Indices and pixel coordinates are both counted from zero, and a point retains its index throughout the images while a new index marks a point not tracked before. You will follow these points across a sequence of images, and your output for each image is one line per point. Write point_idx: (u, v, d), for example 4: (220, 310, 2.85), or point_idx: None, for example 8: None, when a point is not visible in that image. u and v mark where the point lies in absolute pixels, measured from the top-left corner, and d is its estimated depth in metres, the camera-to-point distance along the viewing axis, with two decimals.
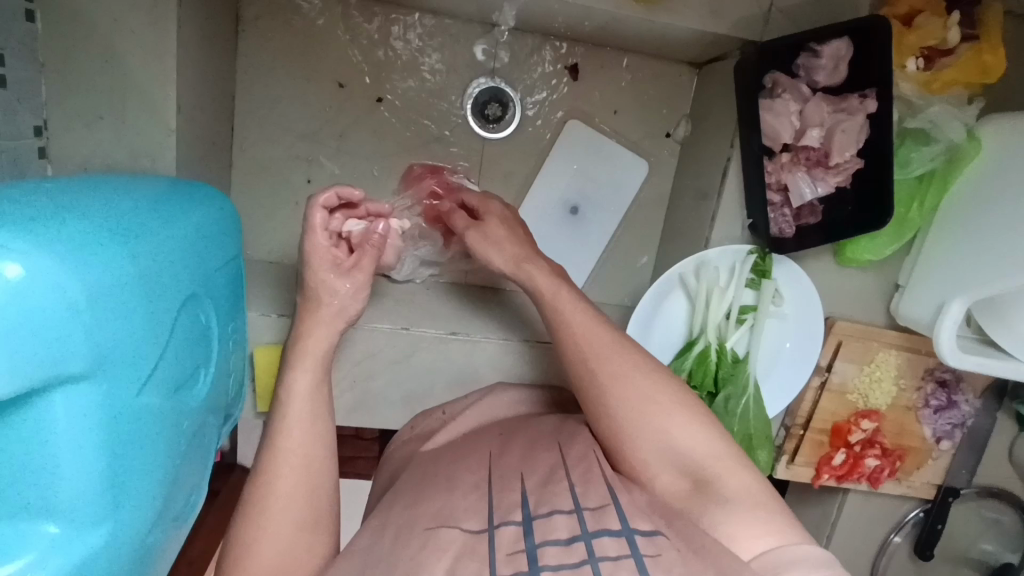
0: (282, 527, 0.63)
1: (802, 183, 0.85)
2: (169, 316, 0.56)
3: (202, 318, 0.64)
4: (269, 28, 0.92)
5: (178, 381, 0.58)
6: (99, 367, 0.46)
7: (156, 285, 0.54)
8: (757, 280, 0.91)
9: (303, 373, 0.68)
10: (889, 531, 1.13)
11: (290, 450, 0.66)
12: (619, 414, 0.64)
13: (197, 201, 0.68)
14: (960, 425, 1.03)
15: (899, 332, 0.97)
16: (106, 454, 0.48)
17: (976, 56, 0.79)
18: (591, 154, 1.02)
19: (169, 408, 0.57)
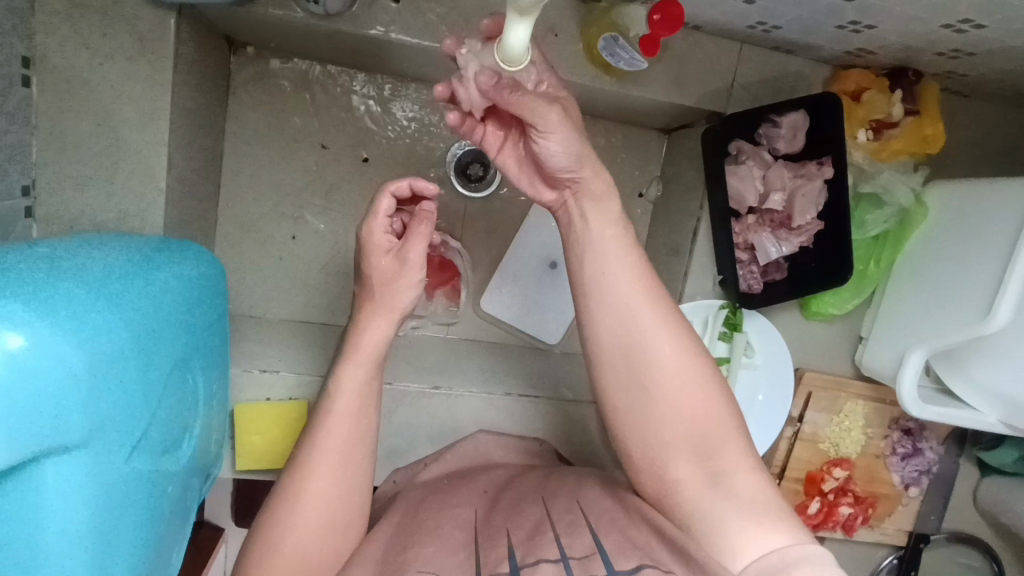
0: (311, 529, 0.61)
1: (767, 243, 0.91)
2: (160, 377, 0.57)
3: (191, 377, 0.65)
4: (258, 93, 0.95)
5: (167, 443, 0.59)
6: (94, 435, 0.47)
7: (150, 348, 0.55)
8: (729, 333, 0.95)
9: (354, 369, 0.64)
10: None
11: (330, 446, 0.63)
12: (657, 391, 0.62)
13: (192, 261, 0.69)
14: (926, 471, 1.07)
15: (865, 383, 1.01)
16: (94, 522, 0.48)
17: (917, 129, 0.87)
18: None
19: (157, 472, 0.57)
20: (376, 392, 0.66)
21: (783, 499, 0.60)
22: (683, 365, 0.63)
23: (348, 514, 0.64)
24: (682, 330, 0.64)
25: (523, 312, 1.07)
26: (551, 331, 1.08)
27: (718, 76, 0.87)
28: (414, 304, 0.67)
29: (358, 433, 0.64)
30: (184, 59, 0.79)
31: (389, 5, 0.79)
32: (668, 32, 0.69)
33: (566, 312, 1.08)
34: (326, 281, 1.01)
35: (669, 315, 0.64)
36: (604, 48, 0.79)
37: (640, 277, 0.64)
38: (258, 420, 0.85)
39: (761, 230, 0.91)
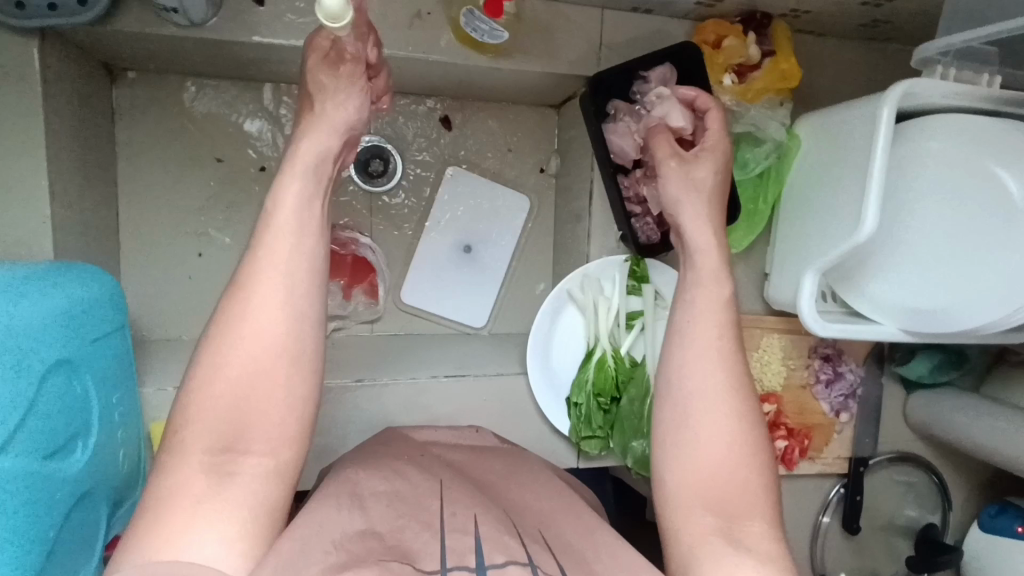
0: (254, 391, 0.58)
1: (657, 193, 0.93)
2: (38, 379, 0.57)
3: (80, 385, 0.65)
4: (147, 116, 0.96)
5: (50, 449, 0.58)
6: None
7: (23, 348, 0.56)
8: (638, 286, 0.98)
9: (291, 185, 0.62)
10: (818, 512, 1.17)
11: (270, 258, 0.60)
12: (699, 429, 0.68)
13: (73, 274, 0.70)
14: (851, 395, 1.10)
15: (777, 317, 1.06)
16: None
17: (775, 67, 0.93)
18: (478, 196, 1.09)
19: (37, 478, 0.56)
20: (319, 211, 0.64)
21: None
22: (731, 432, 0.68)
23: (290, 376, 0.59)
24: (735, 380, 0.70)
25: (442, 297, 1.09)
26: (478, 314, 1.11)
27: (584, 42, 0.92)
28: (357, 126, 0.69)
29: (292, 284, 0.60)
30: (56, 84, 0.79)
31: (255, 8, 0.81)
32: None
33: (489, 293, 1.11)
34: None
35: (732, 355, 0.71)
36: (466, 25, 0.85)
37: None
38: None
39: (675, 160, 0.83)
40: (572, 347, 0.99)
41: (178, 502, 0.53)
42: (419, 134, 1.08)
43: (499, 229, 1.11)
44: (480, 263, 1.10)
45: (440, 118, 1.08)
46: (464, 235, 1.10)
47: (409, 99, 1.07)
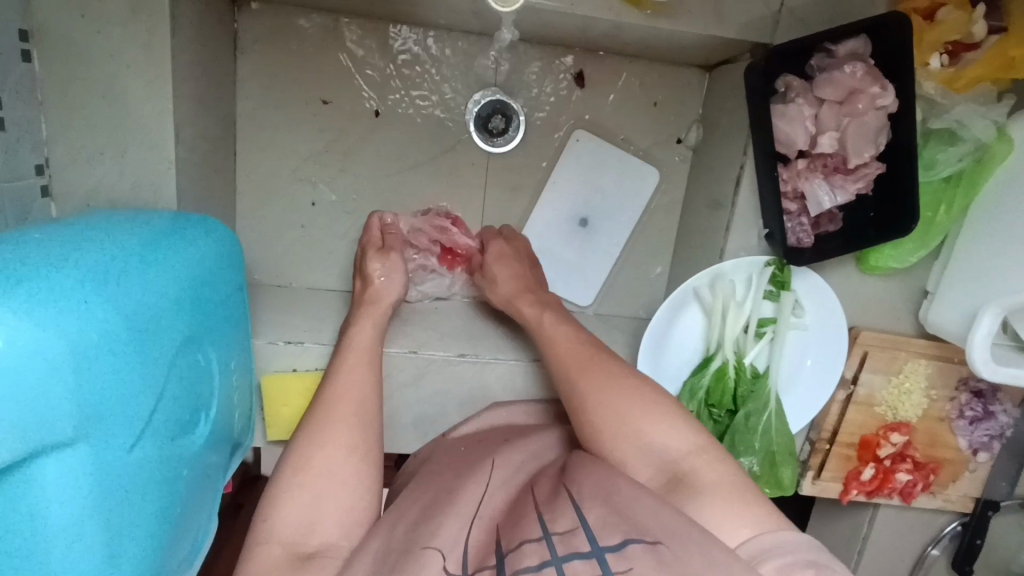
0: (330, 484, 0.63)
1: (820, 190, 0.81)
2: (162, 364, 0.56)
3: (200, 358, 0.65)
4: (268, 51, 0.91)
5: (176, 428, 0.59)
6: (91, 427, 0.47)
7: (147, 335, 0.54)
8: (776, 292, 0.87)
9: (362, 329, 0.79)
10: (925, 544, 1.08)
11: (344, 383, 0.71)
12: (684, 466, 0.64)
13: (198, 237, 0.68)
14: (998, 436, 0.98)
15: (930, 341, 0.92)
16: (101, 512, 0.49)
17: (1002, 51, 0.74)
18: (601, 161, 0.99)
19: (166, 459, 0.57)
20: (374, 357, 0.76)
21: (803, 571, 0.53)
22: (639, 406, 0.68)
23: (358, 471, 0.65)
24: None
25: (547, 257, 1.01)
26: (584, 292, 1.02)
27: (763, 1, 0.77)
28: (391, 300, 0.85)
29: (359, 397, 0.70)
30: (185, 20, 0.75)
31: None
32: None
33: (596, 270, 1.03)
34: (347, 249, 0.98)
35: None
36: None
37: None
38: (286, 388, 0.85)
39: (857, 72, 0.76)
40: (688, 351, 0.92)
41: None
42: (546, 89, 0.97)
43: (622, 200, 1.01)
44: (595, 238, 1.02)
45: (574, 73, 0.97)
46: (583, 208, 1.01)
47: (541, 49, 0.96)
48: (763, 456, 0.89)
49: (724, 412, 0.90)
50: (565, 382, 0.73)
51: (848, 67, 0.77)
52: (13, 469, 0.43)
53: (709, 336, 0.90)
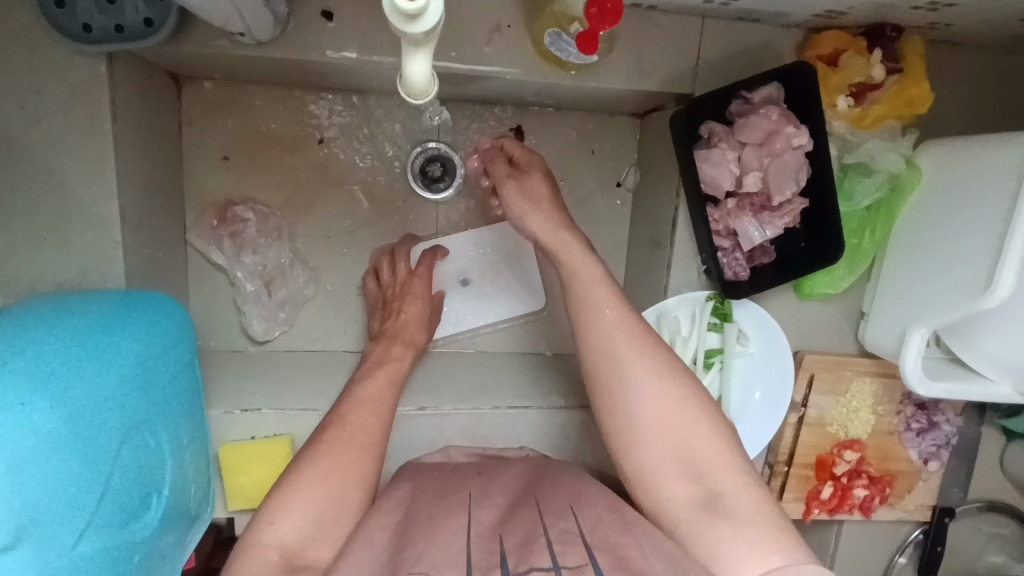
0: (325, 514, 0.64)
1: (749, 227, 0.85)
2: (106, 457, 0.58)
3: (152, 442, 0.66)
4: (211, 125, 0.92)
5: (123, 516, 0.60)
6: (25, 533, 0.48)
7: (88, 431, 0.56)
8: (720, 324, 0.92)
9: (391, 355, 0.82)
10: (892, 553, 1.10)
11: (362, 414, 0.72)
12: (669, 442, 0.65)
13: (151, 322, 0.69)
14: (945, 444, 1.02)
15: (870, 360, 0.97)
16: None
17: (901, 90, 0.81)
18: (503, 254, 1.03)
19: (111, 549, 0.59)
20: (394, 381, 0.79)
21: (789, 527, 0.60)
22: (681, 404, 0.67)
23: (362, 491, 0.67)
24: (724, 434, 0.66)
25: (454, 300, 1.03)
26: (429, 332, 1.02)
27: (680, 57, 0.82)
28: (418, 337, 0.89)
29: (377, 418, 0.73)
30: (125, 103, 0.76)
31: (325, 23, 0.75)
32: (604, 24, 0.65)
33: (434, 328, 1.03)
34: (304, 312, 0.99)
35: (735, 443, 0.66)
36: (551, 44, 0.75)
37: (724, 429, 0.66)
38: (244, 456, 0.85)
39: (772, 114, 0.81)
40: None
41: None
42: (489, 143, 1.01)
43: (487, 252, 1.02)
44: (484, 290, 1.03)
45: (513, 128, 1.01)
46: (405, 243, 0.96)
47: (479, 106, 1.00)
48: None
49: None
50: (596, 347, 0.70)
51: (764, 111, 0.81)
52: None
53: None
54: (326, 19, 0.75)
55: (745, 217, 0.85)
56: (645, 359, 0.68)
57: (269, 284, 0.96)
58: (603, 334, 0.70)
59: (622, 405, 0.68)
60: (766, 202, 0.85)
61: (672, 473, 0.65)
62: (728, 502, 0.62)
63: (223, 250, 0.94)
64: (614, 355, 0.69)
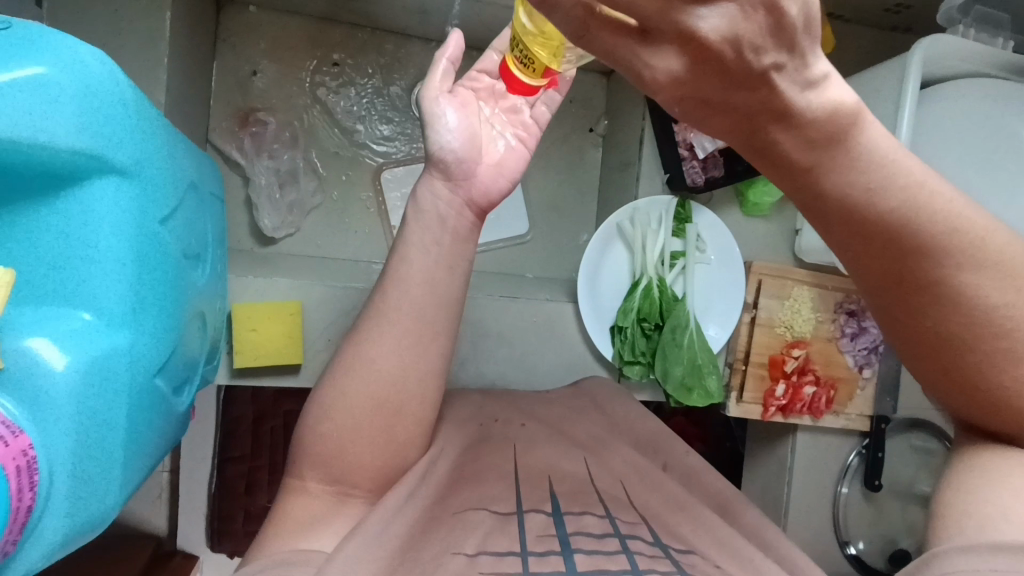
0: (353, 430, 0.68)
1: (704, 138, 1.02)
2: (181, 181, 0.64)
3: (203, 216, 0.72)
4: (238, 43, 1.04)
5: (187, 246, 0.65)
6: (136, 175, 0.55)
7: (174, 148, 0.64)
8: (681, 228, 1.07)
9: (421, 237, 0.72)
10: (836, 483, 1.19)
11: (400, 312, 0.69)
12: (991, 336, 0.49)
13: (205, 156, 0.78)
14: (874, 350, 1.17)
15: (806, 270, 1.13)
16: (137, 256, 0.54)
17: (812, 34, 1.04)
18: None
19: (178, 264, 0.62)
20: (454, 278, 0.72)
21: None
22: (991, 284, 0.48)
23: (406, 411, 0.70)
24: None
25: None
26: None
27: None
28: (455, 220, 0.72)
29: (429, 312, 0.70)
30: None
31: None
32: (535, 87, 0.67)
33: None
34: (310, 218, 1.07)
35: None
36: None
37: None
38: (255, 315, 0.88)
39: None
40: (618, 279, 1.06)
41: (296, 524, 0.66)
42: None
43: None
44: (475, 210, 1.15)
45: None
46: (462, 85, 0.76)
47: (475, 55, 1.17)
48: (690, 368, 1.01)
49: (654, 327, 1.03)
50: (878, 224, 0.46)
51: None
52: (70, 184, 0.50)
53: (634, 266, 1.06)
54: None
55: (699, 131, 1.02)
56: (954, 227, 0.46)
57: (282, 185, 1.04)
58: (877, 177, 0.44)
59: (931, 305, 0.48)
60: None
61: (981, 360, 0.50)
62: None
63: (243, 149, 1.03)
64: (913, 231, 0.46)
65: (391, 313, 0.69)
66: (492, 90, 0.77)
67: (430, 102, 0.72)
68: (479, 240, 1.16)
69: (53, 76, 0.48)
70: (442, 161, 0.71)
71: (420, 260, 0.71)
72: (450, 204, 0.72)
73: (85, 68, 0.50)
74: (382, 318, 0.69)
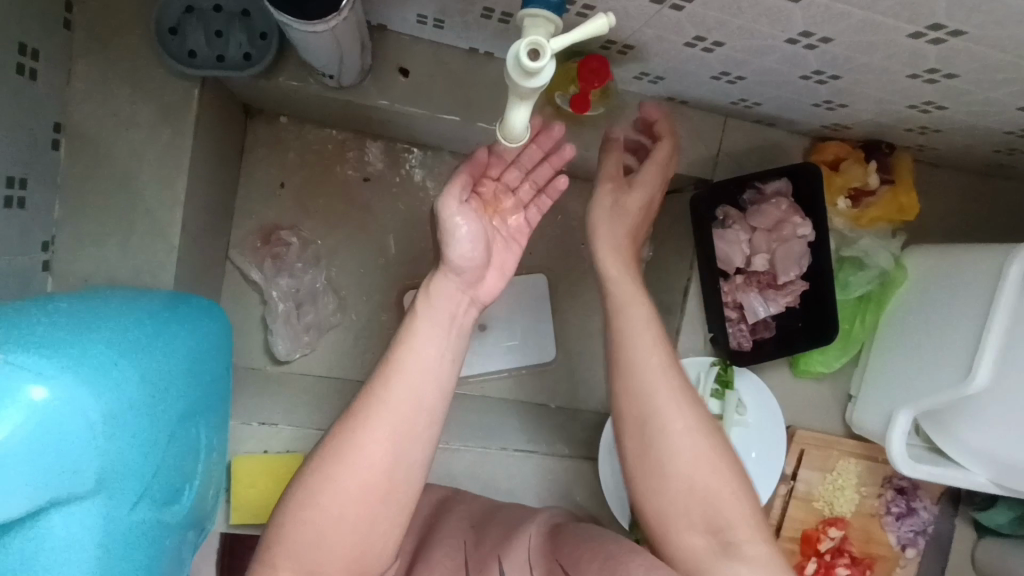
0: (336, 527, 0.58)
1: (756, 302, 0.94)
2: (164, 434, 0.60)
3: (196, 431, 0.68)
4: (266, 155, 0.99)
5: (167, 494, 0.62)
6: (101, 488, 0.52)
7: (159, 404, 0.59)
8: (721, 390, 0.96)
9: (430, 328, 0.66)
10: None
11: (405, 389, 0.62)
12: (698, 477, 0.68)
13: (215, 331, 0.71)
14: (921, 531, 1.06)
15: (856, 441, 1.03)
16: (95, 573, 0.53)
17: (894, 197, 0.93)
18: (523, 308, 1.09)
19: (152, 528, 0.60)
20: (451, 369, 0.66)
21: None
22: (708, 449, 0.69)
23: (390, 508, 0.61)
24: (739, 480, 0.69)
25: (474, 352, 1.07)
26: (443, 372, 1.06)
27: (703, 147, 0.93)
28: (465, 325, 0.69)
29: (435, 389, 0.64)
30: (205, 125, 0.84)
31: (399, 76, 0.85)
32: (597, 84, 0.74)
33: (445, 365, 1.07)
34: (327, 338, 1.02)
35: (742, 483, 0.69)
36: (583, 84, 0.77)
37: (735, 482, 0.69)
38: (257, 471, 0.87)
39: (781, 205, 0.91)
40: None
41: None
42: None
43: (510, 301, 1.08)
44: (500, 337, 1.09)
45: None
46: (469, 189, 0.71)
47: None
48: None
49: None
50: (629, 366, 0.72)
51: (774, 202, 0.92)
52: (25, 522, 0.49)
53: None
54: (401, 75, 0.85)
55: (751, 292, 0.94)
56: (677, 392, 0.71)
57: (299, 306, 1.00)
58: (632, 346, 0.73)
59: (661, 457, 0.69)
60: (773, 279, 0.94)
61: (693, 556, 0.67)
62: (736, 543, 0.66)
63: (262, 268, 0.98)
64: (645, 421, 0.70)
65: (389, 396, 0.62)
66: (493, 195, 0.74)
67: (448, 211, 0.67)
68: (502, 367, 1.09)
69: (10, 448, 0.44)
70: (456, 267, 0.68)
71: (429, 341, 0.65)
72: (458, 302, 0.69)
73: (39, 419, 0.46)
74: (378, 407, 0.61)
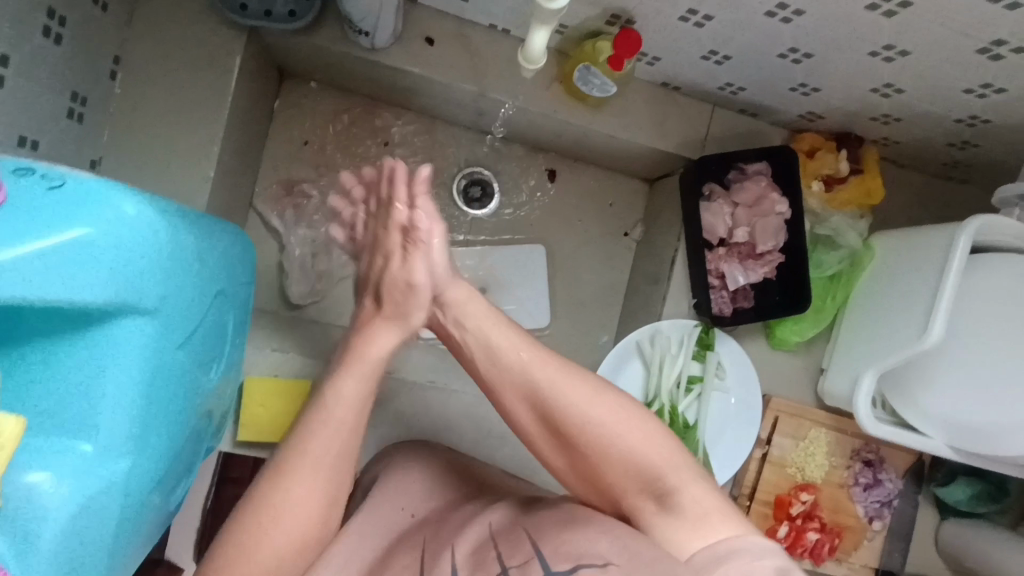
0: (279, 538, 0.64)
1: (736, 271, 1.02)
2: (205, 299, 0.65)
3: (225, 316, 0.72)
4: (293, 116, 1.08)
5: (198, 359, 0.66)
6: (156, 314, 0.56)
7: (205, 266, 0.65)
8: (702, 352, 1.05)
9: (350, 382, 0.71)
10: None
11: (329, 421, 0.68)
12: (614, 446, 0.65)
13: (245, 239, 0.78)
14: (887, 503, 1.12)
15: (828, 413, 1.09)
16: (141, 394, 0.56)
17: (863, 183, 1.04)
18: (520, 275, 1.17)
19: (185, 381, 0.64)
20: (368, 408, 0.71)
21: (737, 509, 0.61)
22: (615, 409, 0.66)
23: (328, 516, 0.68)
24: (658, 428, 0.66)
25: None
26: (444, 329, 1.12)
27: (692, 128, 1.03)
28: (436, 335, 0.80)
29: (356, 418, 0.70)
30: (246, 74, 0.92)
31: (427, 46, 0.94)
32: (629, 53, 0.82)
33: None
34: (336, 288, 1.08)
35: (658, 430, 0.66)
36: (580, 77, 0.91)
37: (650, 431, 0.66)
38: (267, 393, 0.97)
39: (761, 182, 1.01)
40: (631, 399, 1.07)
41: None
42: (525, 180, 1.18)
43: (508, 268, 1.16)
44: (498, 300, 1.16)
45: (546, 170, 1.19)
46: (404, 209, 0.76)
47: (521, 149, 1.18)
48: None
49: None
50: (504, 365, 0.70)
51: (754, 179, 1.01)
52: (90, 327, 0.53)
53: (647, 387, 1.06)
54: (427, 44, 0.94)
55: (732, 262, 1.02)
56: (559, 367, 0.69)
57: (313, 255, 1.06)
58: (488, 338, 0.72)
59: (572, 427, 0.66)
60: (752, 250, 1.02)
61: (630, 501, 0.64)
62: (674, 497, 0.61)
63: (282, 218, 1.06)
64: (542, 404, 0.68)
65: (332, 418, 0.68)
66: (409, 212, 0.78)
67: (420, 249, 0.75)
68: None
69: (95, 236, 0.50)
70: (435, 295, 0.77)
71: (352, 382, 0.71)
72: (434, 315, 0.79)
73: (123, 225, 0.52)
74: (313, 427, 0.68)
